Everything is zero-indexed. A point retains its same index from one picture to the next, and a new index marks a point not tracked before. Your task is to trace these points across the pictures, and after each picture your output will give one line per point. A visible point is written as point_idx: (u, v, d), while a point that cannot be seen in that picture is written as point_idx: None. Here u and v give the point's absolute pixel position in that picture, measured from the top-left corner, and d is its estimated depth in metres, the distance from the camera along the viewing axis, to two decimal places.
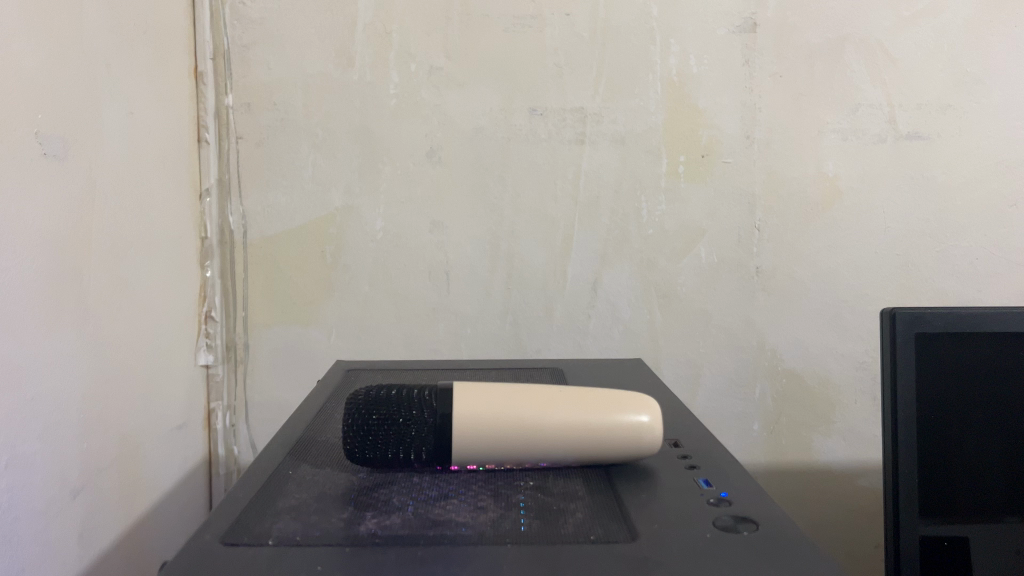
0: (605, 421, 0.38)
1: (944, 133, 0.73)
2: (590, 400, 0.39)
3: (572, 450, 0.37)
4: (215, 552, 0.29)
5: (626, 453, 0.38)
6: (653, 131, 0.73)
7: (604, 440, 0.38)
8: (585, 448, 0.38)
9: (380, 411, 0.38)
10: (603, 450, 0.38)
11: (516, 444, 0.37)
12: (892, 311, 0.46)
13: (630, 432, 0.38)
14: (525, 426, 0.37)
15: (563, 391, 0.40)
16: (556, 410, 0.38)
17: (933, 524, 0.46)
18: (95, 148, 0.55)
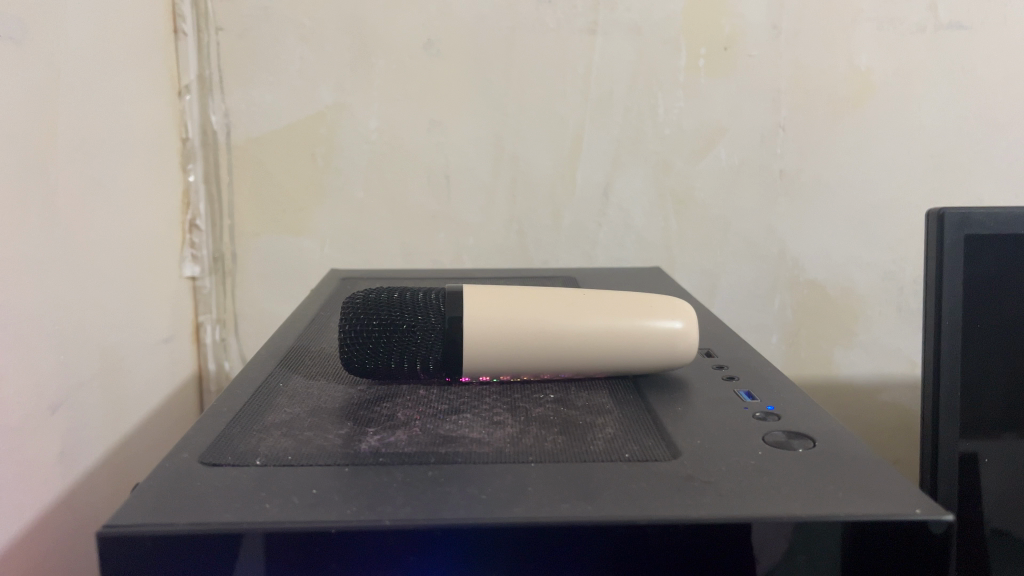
0: (636, 327, 0.34)
1: (990, 21, 0.66)
2: (616, 304, 0.35)
3: (597, 359, 0.34)
4: (195, 473, 0.25)
5: (659, 364, 0.34)
6: (672, 20, 0.67)
7: (636, 349, 0.34)
8: (614, 357, 0.34)
9: (383, 314, 0.34)
10: (634, 360, 0.34)
11: (534, 352, 0.33)
12: (941, 211, 0.41)
13: (662, 339, 0.34)
14: (546, 332, 0.33)
15: (587, 294, 0.36)
16: (583, 315, 0.34)
17: (975, 440, 0.42)
18: (55, 30, 0.49)
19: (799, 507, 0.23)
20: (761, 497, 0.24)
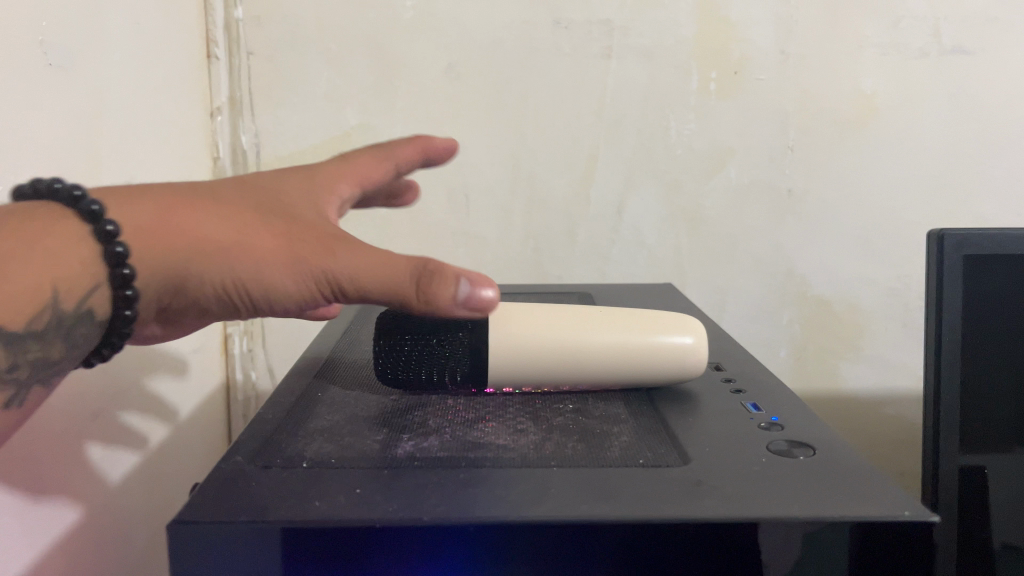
0: (648, 343, 0.36)
1: (991, 47, 0.68)
2: (631, 320, 0.37)
3: (612, 373, 0.36)
4: (249, 473, 0.28)
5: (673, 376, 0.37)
6: (684, 44, 0.69)
7: (653, 365, 0.36)
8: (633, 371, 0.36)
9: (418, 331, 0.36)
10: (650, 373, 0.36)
11: (553, 365, 0.36)
12: (940, 233, 0.43)
13: (673, 354, 0.36)
14: (563, 347, 0.36)
15: (602, 311, 0.38)
16: (605, 334, 0.36)
17: (976, 454, 0.43)
18: (101, 59, 0.52)
19: (797, 510, 0.25)
20: (763, 500, 0.26)
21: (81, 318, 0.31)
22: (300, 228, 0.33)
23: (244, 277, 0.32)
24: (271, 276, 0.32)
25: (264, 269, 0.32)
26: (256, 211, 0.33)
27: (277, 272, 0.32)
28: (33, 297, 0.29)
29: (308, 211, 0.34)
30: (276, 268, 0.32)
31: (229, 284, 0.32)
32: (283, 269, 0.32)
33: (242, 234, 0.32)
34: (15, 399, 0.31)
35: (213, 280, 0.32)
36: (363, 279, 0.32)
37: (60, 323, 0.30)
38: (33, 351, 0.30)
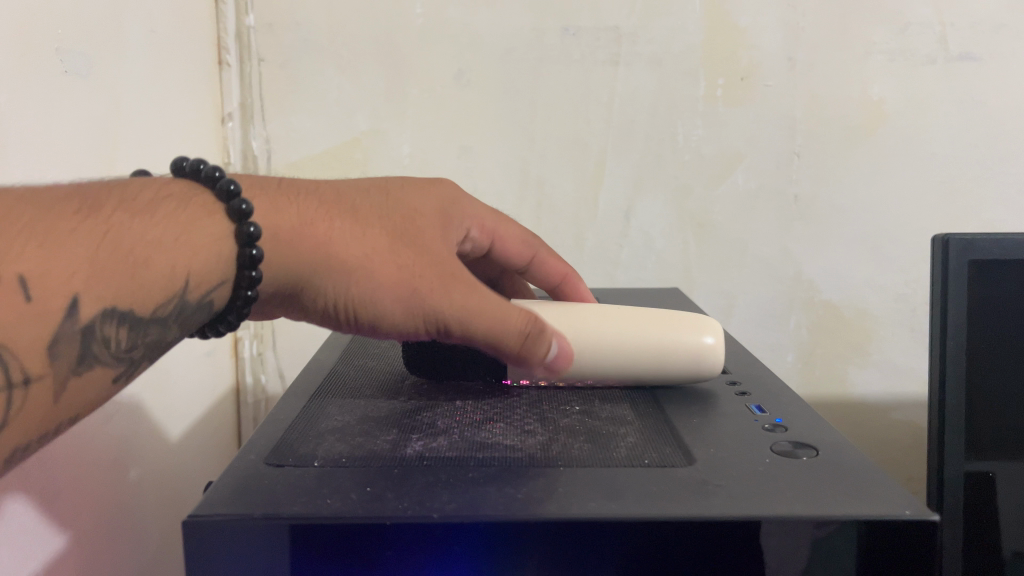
0: (668, 341, 0.38)
1: (998, 53, 0.69)
2: (650, 318, 0.39)
3: (628, 368, 0.38)
4: (263, 471, 0.28)
5: (685, 362, 0.38)
6: (692, 51, 0.70)
7: (661, 351, 0.38)
8: (643, 359, 0.38)
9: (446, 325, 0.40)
10: (663, 360, 0.38)
11: (570, 359, 0.38)
12: (945, 237, 0.43)
13: (692, 354, 0.38)
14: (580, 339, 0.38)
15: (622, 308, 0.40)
16: (609, 325, 0.39)
17: (981, 461, 0.44)
18: (116, 66, 0.53)
19: (801, 508, 0.26)
20: (767, 499, 0.26)
21: (199, 308, 0.32)
22: (423, 262, 0.36)
23: (356, 295, 0.35)
24: (383, 299, 0.35)
25: (379, 291, 0.35)
26: (384, 236, 0.36)
27: (391, 296, 0.35)
28: (164, 281, 0.30)
29: (432, 244, 0.37)
30: (391, 292, 0.35)
31: (343, 301, 0.35)
32: (399, 302, 0.35)
33: (364, 261, 0.35)
34: (122, 374, 0.30)
35: (333, 293, 0.35)
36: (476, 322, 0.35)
37: (182, 309, 0.31)
38: (154, 333, 0.31)
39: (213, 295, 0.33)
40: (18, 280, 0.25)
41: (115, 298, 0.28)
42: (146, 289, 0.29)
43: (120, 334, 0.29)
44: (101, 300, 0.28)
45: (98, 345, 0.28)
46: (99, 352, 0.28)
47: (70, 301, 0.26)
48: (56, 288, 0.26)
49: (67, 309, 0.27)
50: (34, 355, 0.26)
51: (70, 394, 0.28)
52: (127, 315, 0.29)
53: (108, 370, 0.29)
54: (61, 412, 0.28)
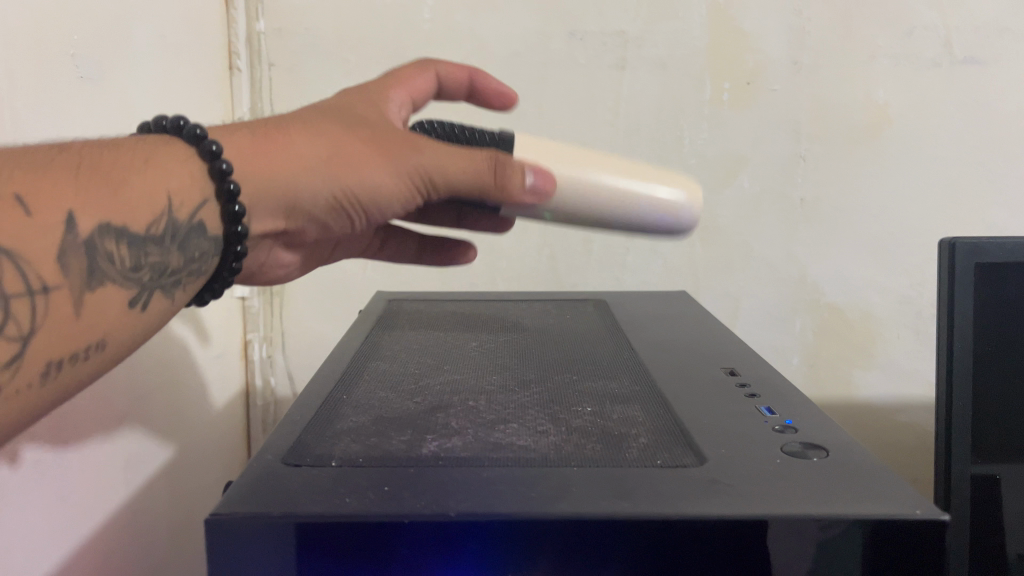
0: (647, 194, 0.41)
1: (1003, 57, 0.69)
2: (632, 171, 0.42)
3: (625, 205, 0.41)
4: (280, 471, 0.29)
5: (663, 210, 0.42)
6: (697, 55, 0.71)
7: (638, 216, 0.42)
8: (623, 201, 0.41)
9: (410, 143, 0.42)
10: (634, 227, 0.42)
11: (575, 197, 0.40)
12: (952, 241, 0.44)
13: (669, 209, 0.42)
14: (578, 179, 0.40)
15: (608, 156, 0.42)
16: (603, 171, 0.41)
17: (985, 463, 0.44)
18: (129, 71, 0.54)
19: (811, 508, 0.26)
20: (778, 499, 0.27)
21: (197, 229, 0.33)
22: (375, 133, 0.36)
23: (346, 180, 0.35)
24: (373, 175, 0.35)
25: (367, 171, 0.35)
26: (350, 127, 0.36)
27: (379, 170, 0.35)
28: (150, 199, 0.31)
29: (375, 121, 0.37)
30: (369, 167, 0.35)
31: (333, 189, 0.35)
32: (377, 168, 0.35)
33: (323, 143, 0.35)
34: (140, 301, 0.31)
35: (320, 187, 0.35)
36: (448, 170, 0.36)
37: (175, 228, 0.32)
38: (157, 254, 0.32)
39: (207, 215, 0.34)
40: (15, 198, 0.27)
41: (108, 212, 0.29)
42: (136, 205, 0.30)
43: (122, 249, 0.30)
44: (94, 216, 0.29)
45: (104, 258, 0.29)
46: (107, 270, 0.29)
47: (66, 215, 0.28)
48: (49, 204, 0.27)
49: (65, 222, 0.28)
50: (45, 266, 0.27)
51: (87, 310, 0.29)
52: (123, 230, 0.30)
53: (122, 292, 0.30)
54: (84, 333, 0.29)
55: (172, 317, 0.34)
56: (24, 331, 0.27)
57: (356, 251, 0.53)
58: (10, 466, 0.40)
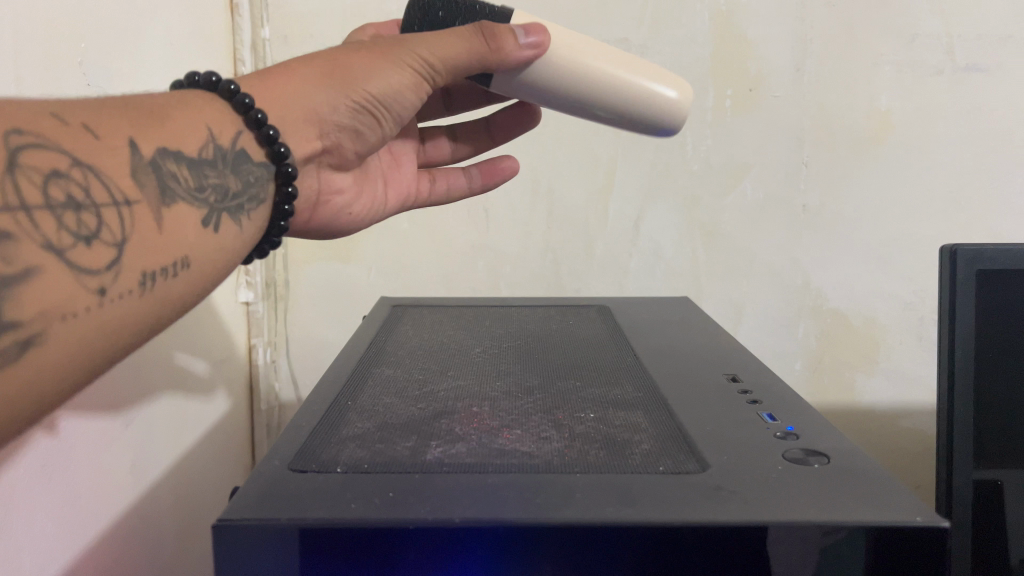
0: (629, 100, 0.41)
1: (1005, 64, 0.69)
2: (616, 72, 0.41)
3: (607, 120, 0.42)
4: (285, 477, 0.29)
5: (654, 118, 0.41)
6: (700, 63, 0.71)
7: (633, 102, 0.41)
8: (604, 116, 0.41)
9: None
10: (629, 102, 0.40)
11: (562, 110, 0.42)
12: (953, 248, 0.44)
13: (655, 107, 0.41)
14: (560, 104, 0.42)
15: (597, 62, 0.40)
16: (613, 56, 0.40)
17: (988, 468, 0.44)
18: (136, 78, 0.54)
19: (813, 514, 0.26)
20: (780, 506, 0.27)
21: (240, 155, 0.35)
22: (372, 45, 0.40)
23: (360, 84, 0.39)
24: (381, 74, 0.39)
25: (373, 70, 0.39)
26: (343, 48, 0.41)
27: (385, 68, 0.39)
28: (193, 128, 0.33)
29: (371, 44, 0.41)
30: (375, 64, 0.39)
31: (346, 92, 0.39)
32: (381, 61, 0.39)
33: (329, 59, 0.39)
34: (211, 221, 0.32)
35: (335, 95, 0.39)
36: (441, 52, 0.39)
37: (222, 153, 0.34)
38: (213, 175, 0.33)
39: (246, 144, 0.36)
40: (82, 125, 0.27)
41: (163, 136, 0.30)
42: (181, 131, 0.32)
43: (182, 170, 0.31)
44: (152, 140, 0.30)
45: (171, 178, 0.30)
46: (178, 188, 0.30)
47: (129, 140, 0.29)
48: (111, 131, 0.28)
49: (129, 148, 0.29)
50: (123, 181, 0.28)
51: (169, 224, 0.29)
52: (179, 152, 0.31)
53: (194, 210, 0.31)
54: (171, 246, 0.29)
55: (240, 245, 0.35)
56: (120, 239, 0.27)
57: (406, 193, 0.53)
58: (18, 473, 0.40)
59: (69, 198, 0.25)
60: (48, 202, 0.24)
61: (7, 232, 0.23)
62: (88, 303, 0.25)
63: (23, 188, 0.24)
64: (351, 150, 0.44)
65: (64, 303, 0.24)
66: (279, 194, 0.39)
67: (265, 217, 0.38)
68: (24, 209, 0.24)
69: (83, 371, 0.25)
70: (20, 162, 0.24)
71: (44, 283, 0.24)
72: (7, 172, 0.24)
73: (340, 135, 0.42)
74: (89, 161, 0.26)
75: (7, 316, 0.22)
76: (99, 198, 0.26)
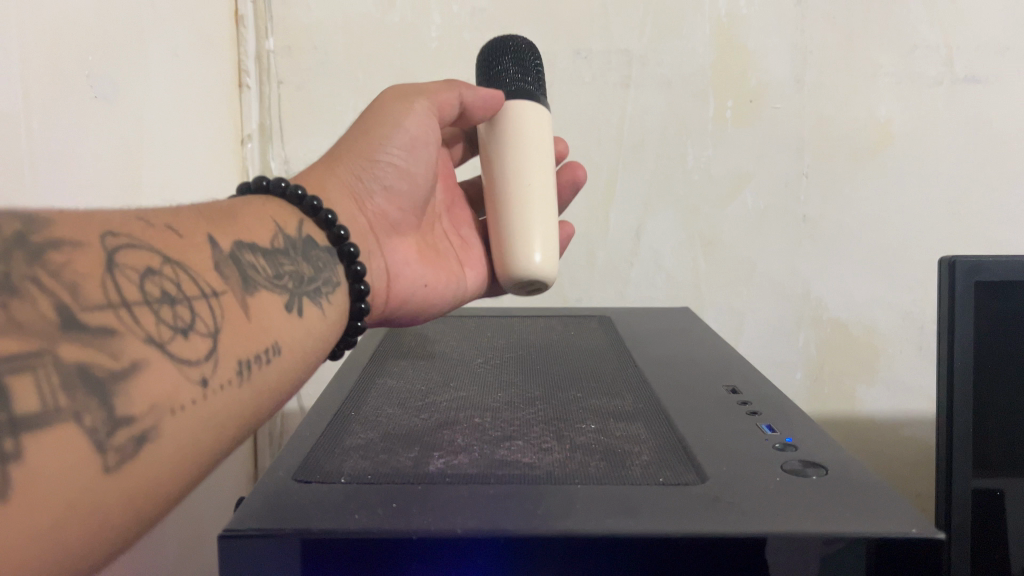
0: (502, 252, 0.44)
1: (1003, 75, 0.70)
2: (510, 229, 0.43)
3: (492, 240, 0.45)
4: (291, 488, 0.30)
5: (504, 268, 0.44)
6: (701, 74, 0.72)
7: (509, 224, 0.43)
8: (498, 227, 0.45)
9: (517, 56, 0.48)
10: (507, 227, 0.44)
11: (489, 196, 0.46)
12: (951, 259, 0.44)
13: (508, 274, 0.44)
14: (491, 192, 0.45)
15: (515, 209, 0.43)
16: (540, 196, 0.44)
17: (987, 477, 0.44)
18: (141, 89, 0.54)
19: (811, 525, 0.27)
20: (780, 516, 0.27)
21: (307, 242, 0.38)
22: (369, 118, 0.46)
23: (389, 131, 0.44)
24: (399, 122, 0.45)
25: (392, 121, 0.45)
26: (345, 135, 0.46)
27: (401, 118, 0.45)
28: (261, 219, 0.36)
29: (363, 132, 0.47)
30: (387, 116, 0.45)
31: (377, 144, 0.44)
32: (393, 113, 0.45)
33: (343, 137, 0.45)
34: (295, 305, 0.34)
35: (367, 154, 0.44)
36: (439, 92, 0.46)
37: (292, 244, 0.36)
38: (287, 264, 0.35)
39: (310, 233, 0.39)
40: (167, 226, 0.30)
41: (236, 233, 0.33)
42: (250, 226, 0.34)
43: (260, 261, 0.33)
44: (227, 235, 0.32)
45: (251, 268, 0.32)
46: (257, 276, 0.32)
47: (210, 236, 0.31)
48: (191, 231, 0.31)
49: (210, 242, 0.31)
50: (209, 274, 0.29)
51: (254, 313, 0.31)
52: (252, 244, 0.33)
53: (277, 296, 0.33)
54: (259, 334, 0.31)
55: (322, 328, 0.36)
56: (214, 329, 0.28)
57: (488, 268, 0.53)
58: None
59: (164, 293, 0.27)
60: (145, 297, 0.26)
61: (112, 328, 0.24)
62: (193, 395, 0.26)
63: (122, 286, 0.25)
64: (398, 215, 0.47)
65: (171, 395, 0.25)
66: (349, 277, 0.40)
67: (343, 300, 0.39)
68: (125, 305, 0.25)
69: (191, 464, 0.26)
70: (118, 261, 0.26)
71: (152, 377, 0.24)
72: (106, 271, 0.25)
73: (380, 197, 0.45)
74: (175, 256, 0.28)
75: (121, 412, 0.23)
76: (190, 292, 0.28)
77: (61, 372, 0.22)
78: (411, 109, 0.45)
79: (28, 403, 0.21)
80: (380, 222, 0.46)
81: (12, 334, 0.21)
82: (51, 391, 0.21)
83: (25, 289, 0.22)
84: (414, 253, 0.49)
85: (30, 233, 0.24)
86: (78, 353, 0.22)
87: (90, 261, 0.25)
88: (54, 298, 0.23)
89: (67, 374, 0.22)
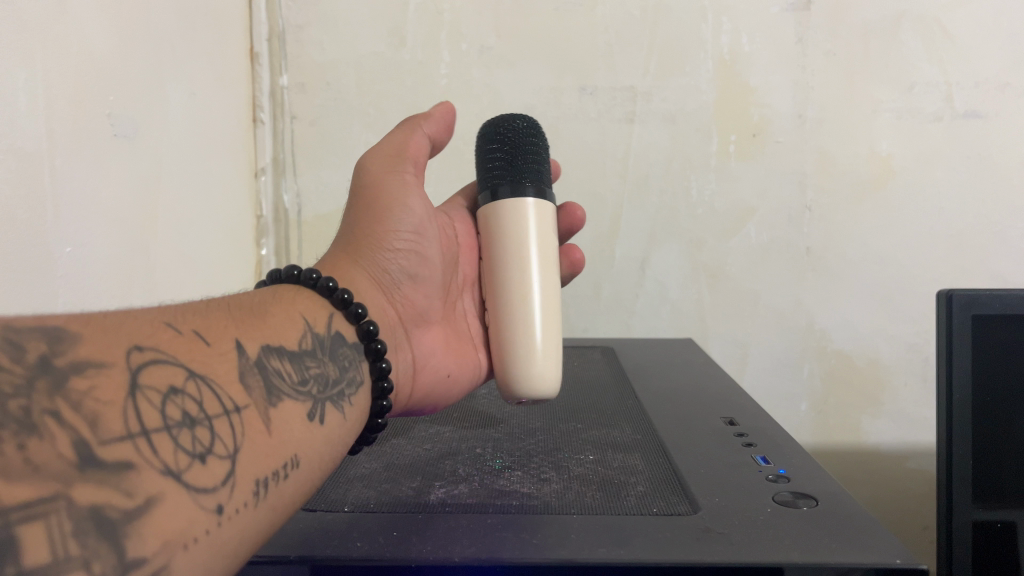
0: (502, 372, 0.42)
1: (1003, 112, 0.70)
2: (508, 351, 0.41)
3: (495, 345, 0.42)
4: (298, 520, 0.31)
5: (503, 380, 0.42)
6: (704, 109, 0.73)
7: (515, 331, 0.41)
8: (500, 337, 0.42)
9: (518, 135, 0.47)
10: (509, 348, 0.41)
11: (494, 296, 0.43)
12: (948, 293, 0.43)
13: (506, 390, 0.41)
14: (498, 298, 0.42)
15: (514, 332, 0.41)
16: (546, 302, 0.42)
17: (991, 510, 0.41)
18: (159, 126, 0.56)
19: (797, 555, 0.27)
20: (766, 547, 0.28)
21: (335, 340, 0.37)
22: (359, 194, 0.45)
23: (398, 211, 0.44)
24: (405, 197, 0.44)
25: (397, 199, 0.44)
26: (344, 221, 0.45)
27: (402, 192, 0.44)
28: (291, 320, 0.35)
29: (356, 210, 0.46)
30: (387, 190, 0.44)
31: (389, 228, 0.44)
32: (388, 185, 0.44)
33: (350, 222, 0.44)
34: (317, 413, 0.33)
35: (382, 239, 0.43)
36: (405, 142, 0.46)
37: (320, 342, 0.36)
38: (313, 366, 0.35)
39: (339, 328, 0.38)
40: (194, 332, 0.30)
41: (264, 338, 0.33)
42: (281, 329, 0.34)
43: (287, 367, 0.33)
44: (254, 340, 0.32)
45: (275, 375, 0.32)
46: (282, 384, 0.32)
47: (236, 342, 0.31)
48: (219, 338, 0.31)
49: (236, 350, 0.31)
50: (233, 387, 0.29)
51: (275, 425, 0.30)
52: (281, 349, 0.33)
53: (299, 404, 0.32)
54: (281, 447, 0.30)
55: (343, 435, 0.35)
56: (233, 449, 0.27)
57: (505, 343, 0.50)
58: None
59: (185, 415, 0.26)
60: (165, 422, 0.25)
61: (131, 463, 0.23)
62: (207, 525, 0.25)
63: (144, 412, 0.24)
64: (425, 303, 0.46)
65: (184, 530, 0.24)
66: (375, 374, 0.39)
67: (365, 401, 0.38)
68: (144, 434, 0.24)
69: None
70: (142, 381, 0.25)
71: (168, 511, 0.23)
72: (129, 398, 0.24)
73: (403, 282, 0.45)
74: (199, 369, 0.28)
75: (132, 555, 0.21)
76: (211, 411, 0.27)
77: (74, 518, 0.20)
78: (406, 181, 0.45)
79: (38, 553, 0.19)
80: (405, 311, 0.45)
81: (26, 480, 0.20)
82: (64, 541, 0.20)
83: (44, 425, 0.21)
84: (442, 342, 0.47)
85: (54, 357, 0.23)
86: (92, 493, 0.21)
87: (113, 385, 0.24)
88: (73, 434, 0.22)
89: (80, 517, 0.20)
